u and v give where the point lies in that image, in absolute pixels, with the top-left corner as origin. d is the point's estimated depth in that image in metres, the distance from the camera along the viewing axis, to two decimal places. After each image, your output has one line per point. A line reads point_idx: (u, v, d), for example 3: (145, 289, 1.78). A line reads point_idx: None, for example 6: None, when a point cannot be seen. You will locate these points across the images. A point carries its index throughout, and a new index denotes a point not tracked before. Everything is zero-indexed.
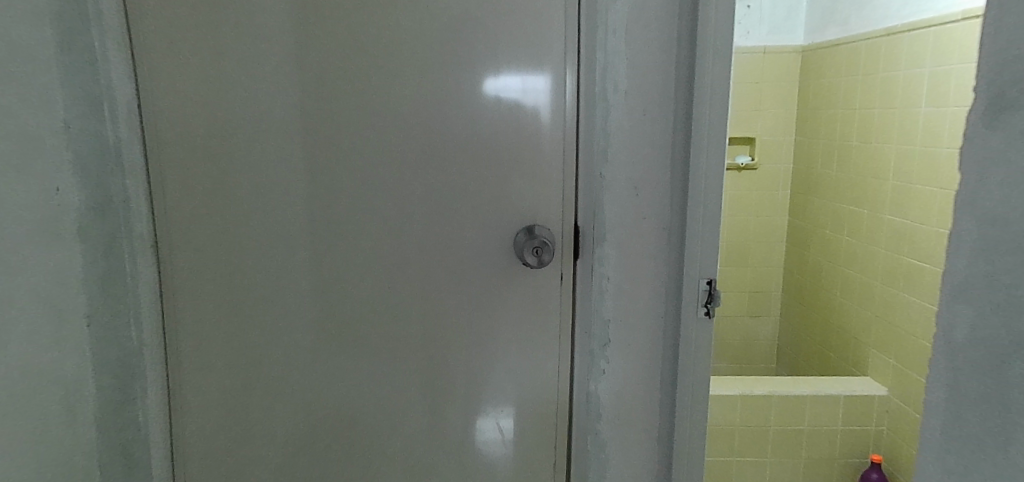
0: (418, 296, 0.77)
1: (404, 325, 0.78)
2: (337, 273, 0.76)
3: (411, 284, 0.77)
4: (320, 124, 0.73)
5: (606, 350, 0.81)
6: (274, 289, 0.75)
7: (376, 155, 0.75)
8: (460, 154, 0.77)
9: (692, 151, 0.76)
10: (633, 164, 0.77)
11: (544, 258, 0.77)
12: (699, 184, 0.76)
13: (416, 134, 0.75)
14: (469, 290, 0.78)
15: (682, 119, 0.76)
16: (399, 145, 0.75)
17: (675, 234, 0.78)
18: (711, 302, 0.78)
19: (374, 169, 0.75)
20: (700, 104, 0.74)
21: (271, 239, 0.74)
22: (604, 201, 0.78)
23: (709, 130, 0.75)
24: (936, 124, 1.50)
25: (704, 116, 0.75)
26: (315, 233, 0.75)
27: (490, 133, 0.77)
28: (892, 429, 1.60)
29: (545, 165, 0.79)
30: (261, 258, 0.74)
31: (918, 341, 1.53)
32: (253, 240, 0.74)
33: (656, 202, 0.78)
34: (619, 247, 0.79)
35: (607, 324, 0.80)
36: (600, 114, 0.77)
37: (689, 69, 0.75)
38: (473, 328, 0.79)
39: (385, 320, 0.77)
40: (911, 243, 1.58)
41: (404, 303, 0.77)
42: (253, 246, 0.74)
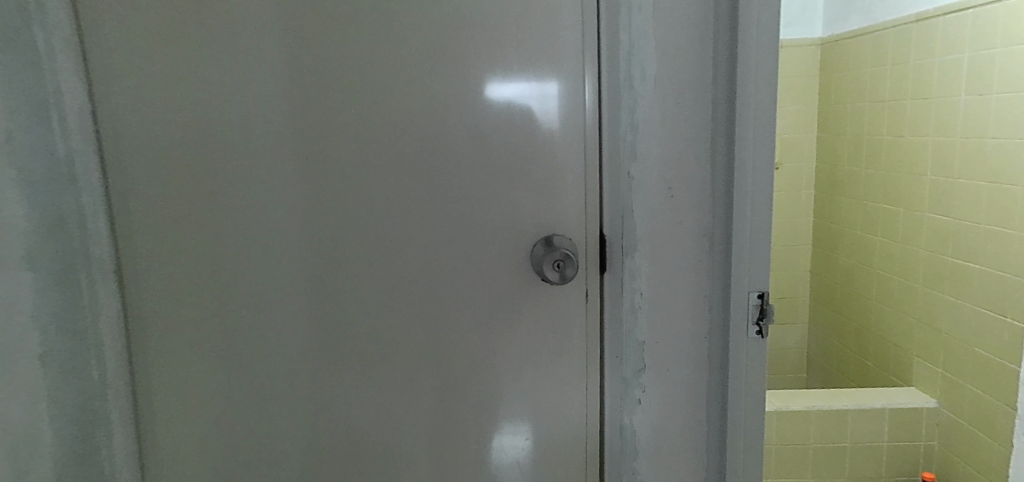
0: (427, 318, 0.71)
1: (395, 360, 0.71)
2: (320, 305, 0.70)
3: (413, 309, 0.70)
4: (314, 134, 0.66)
5: (641, 377, 0.71)
6: (252, 323, 0.70)
7: (376, 165, 0.67)
8: (460, 161, 0.67)
9: (735, 145, 0.65)
10: (664, 162, 0.67)
11: (567, 272, 0.67)
12: (747, 182, 0.65)
13: (418, 141, 0.67)
14: (489, 311, 0.71)
15: (721, 109, 0.65)
16: (400, 151, 0.67)
17: (717, 244, 0.67)
18: (763, 319, 0.67)
19: (373, 180, 0.67)
20: (745, 91, 0.64)
21: (244, 270, 0.68)
22: (636, 208, 0.67)
23: (755, 120, 0.64)
24: (978, 113, 1.38)
25: (749, 103, 0.64)
26: (295, 262, 0.69)
27: (497, 132, 0.67)
28: (944, 444, 1.49)
29: (563, 168, 0.68)
30: (235, 291, 0.69)
31: (968, 348, 1.41)
32: (226, 273, 0.68)
33: (693, 206, 0.67)
34: (652, 260, 0.68)
35: (641, 347, 0.70)
36: (626, 105, 0.66)
37: (729, 50, 0.64)
38: (469, 361, 0.71)
39: (380, 353, 0.71)
40: (955, 242, 1.45)
41: (403, 333, 0.71)
42: (225, 279, 0.68)
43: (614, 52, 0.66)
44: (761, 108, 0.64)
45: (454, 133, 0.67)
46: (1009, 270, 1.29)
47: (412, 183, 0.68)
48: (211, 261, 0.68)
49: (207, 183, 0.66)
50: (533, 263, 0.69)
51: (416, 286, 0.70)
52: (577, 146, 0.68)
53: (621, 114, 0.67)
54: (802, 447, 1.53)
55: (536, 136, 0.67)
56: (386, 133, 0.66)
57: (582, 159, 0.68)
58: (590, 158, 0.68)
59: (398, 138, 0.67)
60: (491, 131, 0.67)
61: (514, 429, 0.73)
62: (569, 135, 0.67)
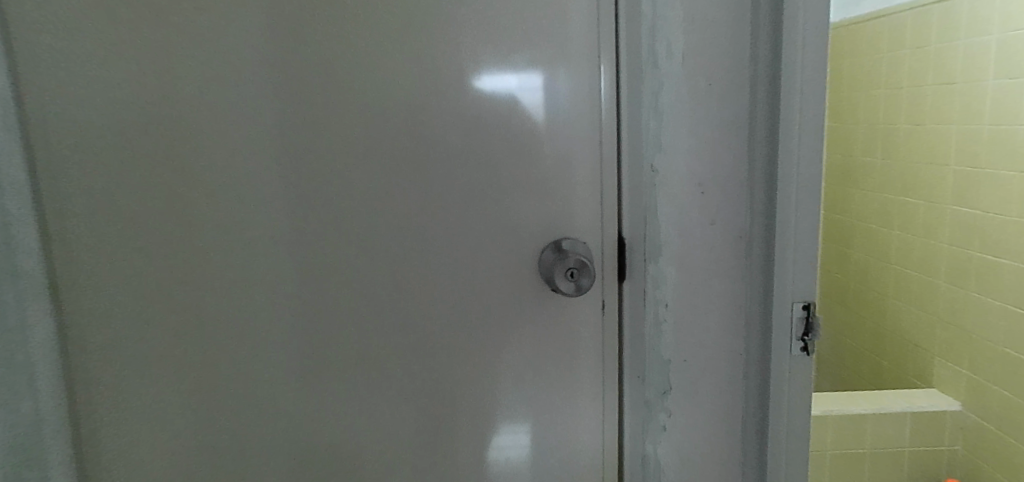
0: (421, 334, 0.62)
1: (387, 382, 0.62)
2: (297, 322, 0.60)
3: (406, 324, 0.61)
4: (287, 124, 0.56)
5: (666, 401, 0.62)
6: (217, 344, 0.60)
7: (360, 159, 0.58)
8: (458, 156, 0.58)
9: (779, 132, 0.54)
10: (694, 153, 0.57)
11: (582, 282, 0.58)
12: (793, 175, 0.54)
13: (408, 131, 0.58)
14: (493, 325, 0.62)
15: (762, 88, 0.55)
16: (388, 144, 0.58)
17: (755, 247, 0.58)
18: (809, 334, 0.57)
19: (358, 177, 0.58)
20: (790, 65, 0.53)
21: (205, 284, 0.59)
22: (660, 207, 0.58)
23: (802, 99, 0.53)
24: (1011, 98, 1.30)
25: (795, 79, 0.53)
26: (265, 273, 0.59)
27: (499, 123, 0.58)
28: (970, 449, 1.41)
29: (574, 162, 0.60)
30: (195, 308, 0.59)
31: (999, 348, 1.33)
32: (183, 287, 0.59)
33: (727, 203, 0.58)
34: (680, 267, 0.59)
35: (666, 367, 0.61)
36: (648, 88, 0.57)
37: (773, 17, 0.53)
38: (470, 381, 0.63)
39: (366, 375, 0.62)
40: (985, 236, 1.37)
41: (390, 352, 0.62)
42: (182, 294, 0.59)
43: (634, 27, 0.57)
44: (810, 86, 0.53)
45: (450, 124, 0.58)
46: None
47: (403, 180, 0.58)
48: (167, 273, 0.58)
49: (160, 182, 0.56)
50: (542, 272, 0.61)
51: (409, 297, 0.61)
52: (590, 138, 0.60)
53: (642, 99, 0.57)
54: (819, 453, 1.44)
55: (543, 126, 0.59)
56: (372, 122, 0.57)
57: (596, 152, 0.60)
58: (605, 151, 0.60)
59: (386, 127, 0.57)
60: (492, 121, 0.58)
61: (512, 429, 0.65)
62: (581, 126, 0.59)
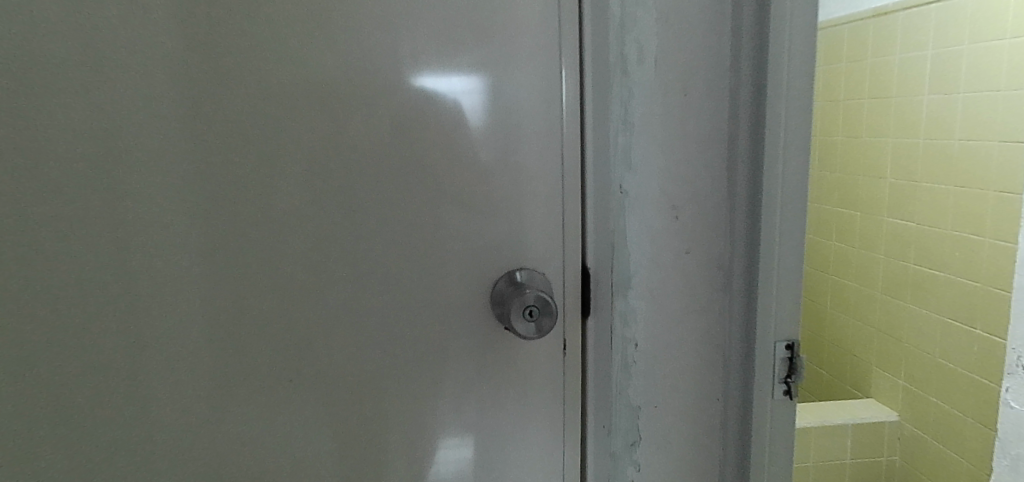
0: (349, 380, 0.53)
1: (315, 437, 0.53)
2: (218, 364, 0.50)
3: (335, 371, 0.52)
4: (184, 136, 0.47)
5: (635, 452, 0.55)
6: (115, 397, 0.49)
7: (277, 177, 0.48)
8: (396, 173, 0.50)
9: (762, 149, 0.47)
10: (667, 172, 0.50)
11: (543, 322, 0.50)
12: (779, 198, 0.47)
13: (336, 144, 0.49)
14: (440, 368, 0.54)
15: (742, 98, 0.48)
16: (312, 160, 0.49)
17: (734, 280, 0.51)
18: (792, 376, 0.51)
19: (275, 198, 0.48)
20: (775, 70, 0.46)
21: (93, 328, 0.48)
22: (630, 233, 0.51)
23: (788, 111, 0.46)
24: (944, 113, 1.32)
25: (779, 88, 0.46)
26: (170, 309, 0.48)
27: (444, 135, 0.50)
28: (908, 459, 1.43)
29: (531, 181, 0.52)
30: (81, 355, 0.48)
31: (933, 359, 1.35)
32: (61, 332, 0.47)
33: (703, 229, 0.51)
34: (651, 301, 0.52)
35: (635, 413, 0.54)
36: (616, 96, 0.50)
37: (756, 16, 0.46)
38: (410, 434, 0.55)
39: (279, 428, 0.52)
40: (920, 248, 1.40)
41: (312, 400, 0.53)
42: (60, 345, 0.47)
43: (601, 27, 0.50)
44: (798, 96, 0.46)
45: (386, 136, 0.49)
46: (979, 278, 1.24)
47: (331, 202, 0.50)
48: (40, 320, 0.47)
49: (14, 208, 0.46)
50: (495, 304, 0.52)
51: (338, 339, 0.52)
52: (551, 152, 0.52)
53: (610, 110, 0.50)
54: None
55: (495, 139, 0.51)
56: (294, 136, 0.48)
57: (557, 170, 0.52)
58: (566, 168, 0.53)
59: (308, 139, 0.48)
60: (436, 133, 0.50)
61: (453, 442, 0.56)
62: (539, 137, 0.52)
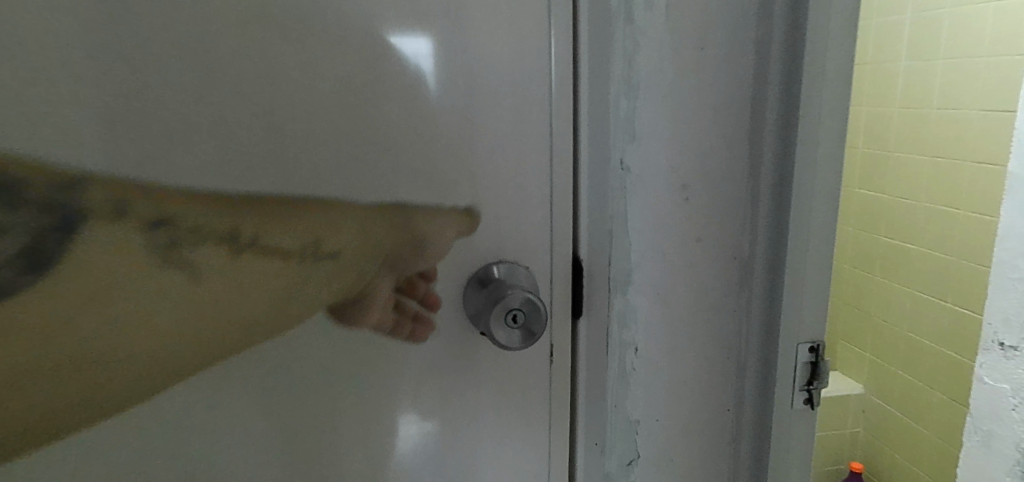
0: (296, 404, 0.43)
1: (252, 468, 0.44)
2: (262, 305, 0.40)
3: (274, 389, 0.42)
4: (52, 105, 0.33)
5: (631, 470, 0.47)
6: (113, 322, 0.37)
7: (186, 157, 0.36)
8: (346, 151, 0.39)
9: (799, 118, 0.38)
10: (677, 145, 0.41)
11: (532, 330, 0.42)
12: (814, 176, 0.39)
13: (264, 116, 0.37)
14: (403, 380, 0.45)
15: (775, 53, 0.38)
16: (228, 136, 0.36)
17: (755, 274, 0.42)
18: (814, 382, 0.43)
19: (185, 184, 0.36)
20: (819, 14, 0.36)
21: (109, 233, 0.35)
22: (632, 218, 0.42)
23: (832, 72, 0.37)
24: (925, 80, 1.27)
25: (827, 42, 0.37)
26: (222, 224, 0.37)
27: (407, 102, 0.39)
28: (871, 432, 1.43)
29: (513, 160, 0.43)
30: (79, 266, 0.35)
31: (904, 333, 1.34)
32: (60, 236, 0.34)
33: (719, 215, 0.42)
34: (656, 298, 0.44)
35: (631, 426, 0.46)
36: (618, 52, 0.40)
37: None
38: (364, 455, 0.46)
39: (205, 465, 0.42)
40: (892, 221, 1.37)
41: (249, 432, 0.43)
42: (52, 251, 0.34)
43: None
44: (845, 51, 0.37)
45: (332, 105, 0.38)
46: (954, 251, 1.21)
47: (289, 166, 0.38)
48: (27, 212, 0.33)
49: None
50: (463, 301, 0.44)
51: (275, 352, 0.41)
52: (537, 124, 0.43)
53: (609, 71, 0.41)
54: None
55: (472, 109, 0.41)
56: (205, 105, 0.36)
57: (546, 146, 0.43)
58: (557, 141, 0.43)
59: (223, 103, 0.36)
60: (397, 103, 0.39)
61: (417, 428, 0.46)
62: (524, 107, 0.42)
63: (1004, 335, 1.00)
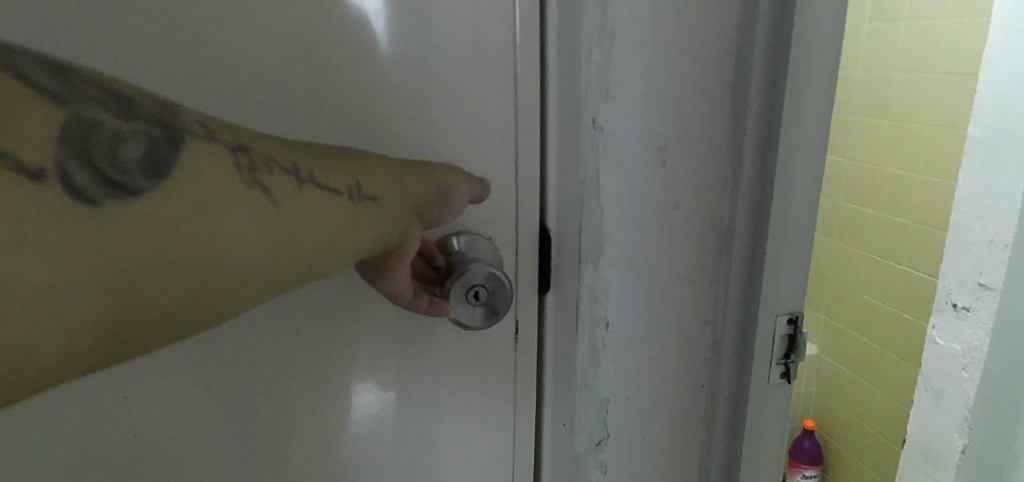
0: (238, 391, 0.39)
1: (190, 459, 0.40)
2: (350, 259, 0.32)
3: (206, 369, 0.38)
4: None
5: (602, 451, 0.44)
6: (177, 278, 0.24)
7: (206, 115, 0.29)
8: (275, 108, 0.35)
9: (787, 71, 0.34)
10: (656, 100, 0.37)
11: (498, 305, 0.39)
12: (801, 135, 0.36)
13: (182, 66, 0.33)
14: (354, 361, 0.41)
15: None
16: (153, 92, 0.33)
17: (733, 244, 0.39)
18: (791, 356, 0.41)
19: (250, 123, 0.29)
20: None
21: (204, 153, 0.26)
22: (603, 182, 0.38)
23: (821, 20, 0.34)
24: (886, 43, 1.27)
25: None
26: (294, 157, 0.30)
27: (345, 52, 0.35)
28: (824, 391, 1.48)
29: (474, 120, 0.39)
30: (177, 197, 0.25)
31: (859, 295, 1.37)
32: (147, 153, 0.25)
33: (699, 178, 0.39)
34: (630, 269, 0.40)
35: (602, 405, 0.43)
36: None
37: None
38: (313, 438, 0.42)
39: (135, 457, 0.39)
40: (851, 185, 1.38)
41: (187, 423, 0.39)
42: (139, 176, 0.24)
43: None
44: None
45: (258, 56, 0.34)
46: (910, 215, 1.23)
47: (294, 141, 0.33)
48: (109, 120, 0.25)
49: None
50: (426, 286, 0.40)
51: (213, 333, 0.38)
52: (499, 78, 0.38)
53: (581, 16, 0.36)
54: None
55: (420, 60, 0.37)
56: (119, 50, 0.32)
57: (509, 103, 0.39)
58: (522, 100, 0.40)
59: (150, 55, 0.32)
60: (331, 54, 0.35)
61: (378, 395, 0.43)
62: (484, 60, 0.38)
63: (957, 296, 1.03)
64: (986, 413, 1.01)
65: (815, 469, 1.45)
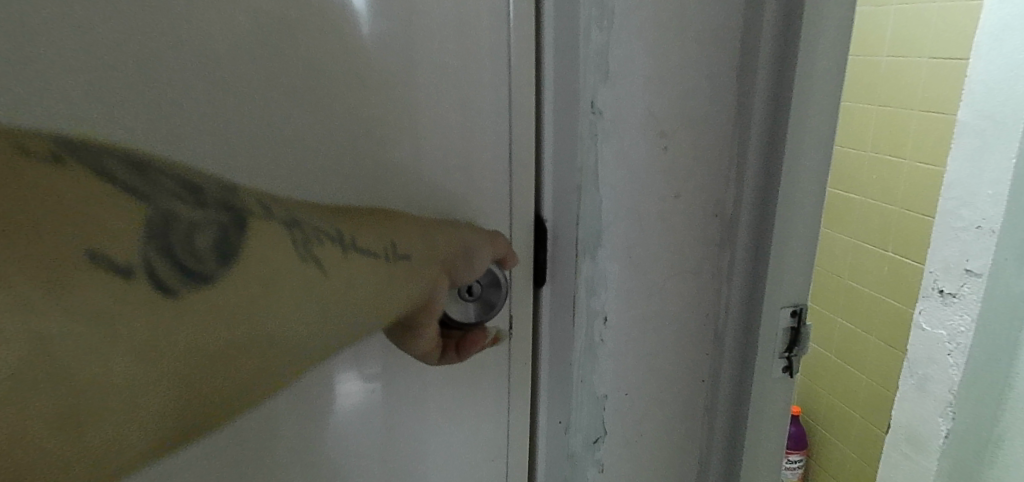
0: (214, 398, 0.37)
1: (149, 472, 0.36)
2: (391, 315, 0.33)
3: None
4: None
5: (597, 450, 0.42)
6: (250, 354, 0.25)
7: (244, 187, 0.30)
8: (236, 94, 0.31)
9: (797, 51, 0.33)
10: (657, 79, 0.35)
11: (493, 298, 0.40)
12: (809, 119, 0.34)
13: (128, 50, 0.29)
14: (337, 359, 0.39)
15: None
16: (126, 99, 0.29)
17: (740, 232, 0.38)
18: (795, 349, 0.40)
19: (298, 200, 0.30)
20: None
21: (266, 233, 0.27)
22: (602, 167, 0.36)
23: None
24: (875, 27, 1.26)
25: None
26: (339, 227, 0.31)
27: (323, 27, 0.32)
28: (810, 376, 1.49)
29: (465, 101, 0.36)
30: (252, 278, 0.26)
31: (845, 281, 1.37)
32: (220, 238, 0.26)
33: (701, 163, 0.36)
34: (628, 260, 0.38)
35: (600, 402, 0.41)
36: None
37: None
38: (299, 438, 0.40)
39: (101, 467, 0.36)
40: (838, 172, 1.38)
41: None
42: (214, 265, 0.25)
43: None
44: None
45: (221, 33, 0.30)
46: (897, 200, 1.23)
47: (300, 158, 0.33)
48: (185, 211, 0.25)
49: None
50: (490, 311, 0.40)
51: None
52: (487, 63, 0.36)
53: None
54: None
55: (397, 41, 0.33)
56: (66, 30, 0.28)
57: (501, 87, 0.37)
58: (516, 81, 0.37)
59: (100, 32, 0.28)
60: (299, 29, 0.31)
61: (362, 385, 0.40)
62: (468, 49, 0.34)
63: (943, 282, 1.03)
64: (971, 398, 1.02)
65: (800, 454, 1.46)
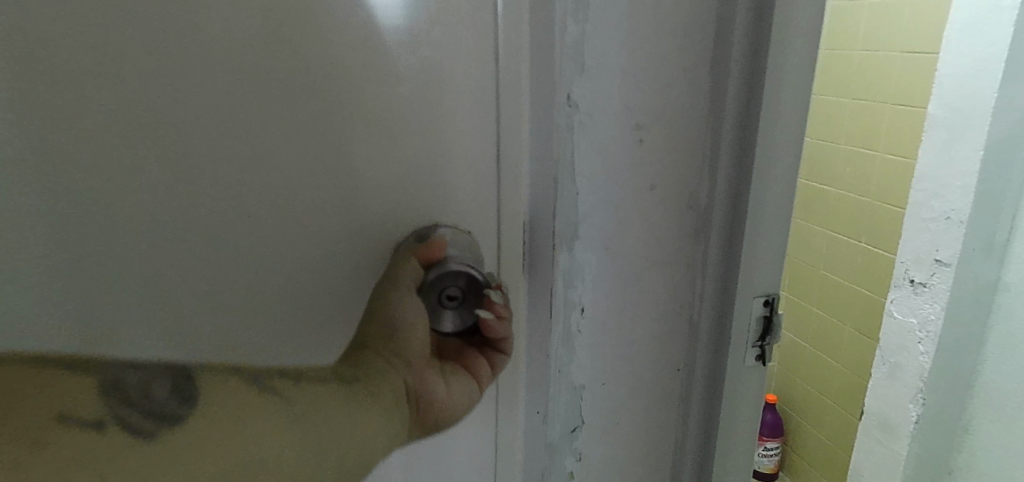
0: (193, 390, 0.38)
1: None
2: (369, 452, 0.29)
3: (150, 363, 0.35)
4: None
5: (575, 440, 0.43)
6: None
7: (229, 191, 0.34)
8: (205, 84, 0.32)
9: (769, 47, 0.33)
10: (630, 73, 0.35)
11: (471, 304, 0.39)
12: (779, 113, 0.34)
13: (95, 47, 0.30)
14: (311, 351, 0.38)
15: None
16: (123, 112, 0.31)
17: (714, 224, 0.38)
18: (767, 338, 0.40)
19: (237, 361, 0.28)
20: None
21: (218, 379, 0.25)
22: (577, 159, 0.36)
23: None
24: (850, 20, 1.27)
25: None
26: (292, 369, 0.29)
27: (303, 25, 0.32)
28: (786, 365, 1.51)
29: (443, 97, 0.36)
30: (219, 419, 0.23)
31: (820, 272, 1.40)
32: (172, 386, 0.23)
33: (675, 154, 0.37)
34: (603, 250, 0.38)
35: (578, 393, 0.41)
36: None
37: None
38: None
39: None
40: (814, 165, 1.40)
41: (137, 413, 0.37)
42: (174, 404, 0.22)
43: None
44: None
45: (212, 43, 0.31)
46: (870, 193, 1.25)
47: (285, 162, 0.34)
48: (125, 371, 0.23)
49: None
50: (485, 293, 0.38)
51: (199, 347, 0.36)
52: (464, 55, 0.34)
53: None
54: None
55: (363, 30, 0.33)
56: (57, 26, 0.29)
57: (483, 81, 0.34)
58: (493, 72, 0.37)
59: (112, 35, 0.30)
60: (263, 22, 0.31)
61: None
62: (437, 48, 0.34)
63: (914, 272, 1.06)
64: (939, 384, 1.05)
65: (776, 441, 1.49)
